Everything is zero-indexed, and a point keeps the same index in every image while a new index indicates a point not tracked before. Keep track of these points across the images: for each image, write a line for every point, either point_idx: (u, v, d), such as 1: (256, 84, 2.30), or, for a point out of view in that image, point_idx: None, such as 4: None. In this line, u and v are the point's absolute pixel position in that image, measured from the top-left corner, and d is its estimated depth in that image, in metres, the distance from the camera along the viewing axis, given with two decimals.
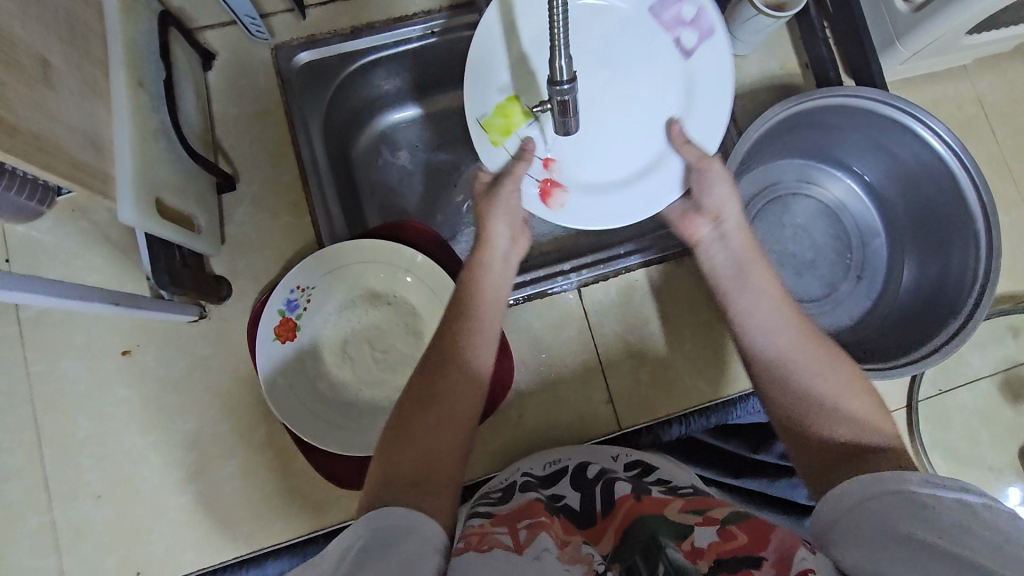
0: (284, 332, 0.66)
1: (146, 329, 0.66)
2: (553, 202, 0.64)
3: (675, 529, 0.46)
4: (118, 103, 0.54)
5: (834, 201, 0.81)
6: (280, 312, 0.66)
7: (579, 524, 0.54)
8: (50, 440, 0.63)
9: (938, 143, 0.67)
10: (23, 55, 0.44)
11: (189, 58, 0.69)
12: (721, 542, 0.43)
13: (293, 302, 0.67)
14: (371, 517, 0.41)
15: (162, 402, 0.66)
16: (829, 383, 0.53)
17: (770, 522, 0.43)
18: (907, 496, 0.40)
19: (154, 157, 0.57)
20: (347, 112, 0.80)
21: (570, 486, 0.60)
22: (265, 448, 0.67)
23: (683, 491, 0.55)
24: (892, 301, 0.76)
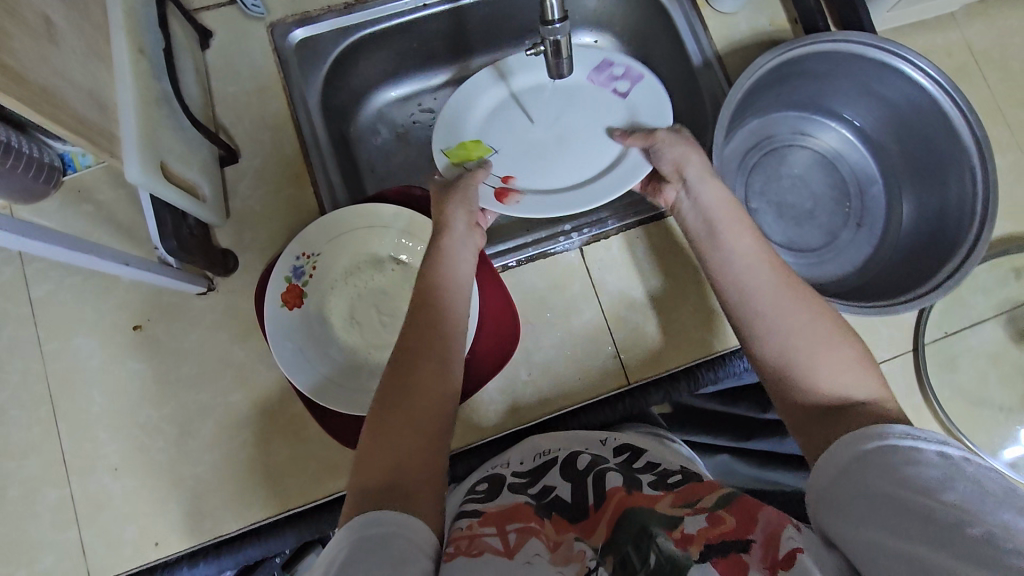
0: (290, 298, 0.65)
1: (154, 304, 0.67)
2: (507, 200, 0.70)
3: (665, 519, 0.48)
4: (120, 58, 0.52)
5: (829, 151, 0.77)
6: (286, 279, 0.65)
7: (572, 519, 0.53)
8: (65, 415, 0.65)
9: (928, 84, 0.64)
10: (26, 10, 0.42)
11: (185, 34, 0.69)
12: (709, 527, 0.45)
13: (299, 269, 0.66)
14: (358, 524, 0.43)
15: (173, 374, 0.66)
16: (800, 335, 0.55)
17: (756, 504, 0.47)
18: (893, 458, 0.44)
19: (161, 120, 0.55)
20: (345, 91, 0.81)
21: (560, 476, 0.59)
22: (276, 416, 0.66)
23: (674, 479, 0.55)
24: (895, 246, 0.72)
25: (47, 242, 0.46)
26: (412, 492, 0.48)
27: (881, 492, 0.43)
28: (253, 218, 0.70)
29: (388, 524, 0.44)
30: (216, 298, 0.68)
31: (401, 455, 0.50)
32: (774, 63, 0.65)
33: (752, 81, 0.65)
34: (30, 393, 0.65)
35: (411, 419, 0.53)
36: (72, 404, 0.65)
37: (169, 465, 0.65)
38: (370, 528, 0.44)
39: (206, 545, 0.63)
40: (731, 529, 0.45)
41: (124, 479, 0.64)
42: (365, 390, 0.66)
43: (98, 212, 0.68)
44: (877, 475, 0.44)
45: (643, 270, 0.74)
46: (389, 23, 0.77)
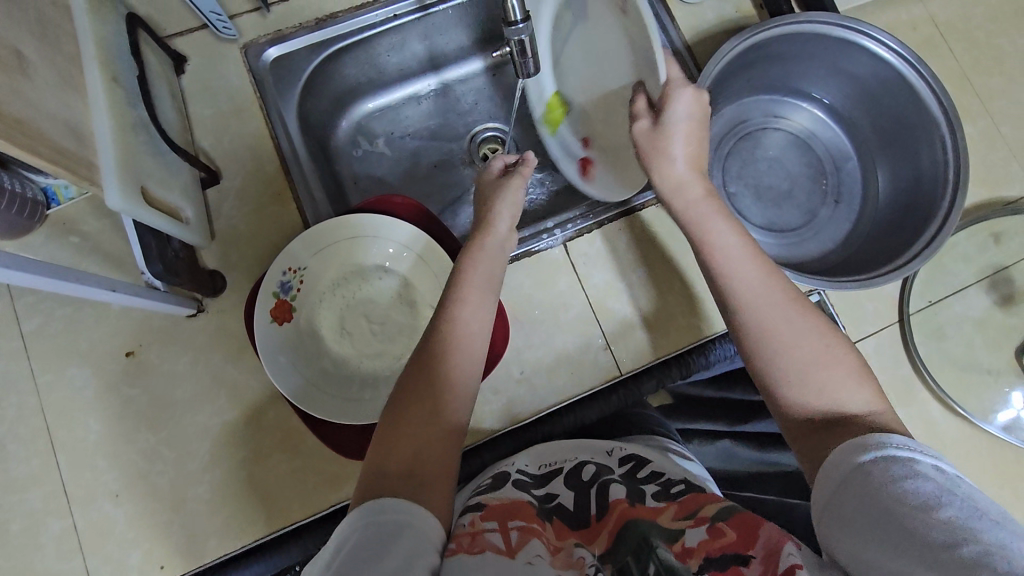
0: (280, 313, 0.66)
1: (146, 329, 0.68)
2: (590, 175, 0.75)
3: (665, 531, 0.49)
4: (94, 86, 0.53)
5: (802, 130, 0.78)
6: (274, 295, 0.65)
7: (576, 526, 0.54)
8: (64, 446, 0.65)
9: (889, 57, 0.66)
10: None
11: (159, 60, 0.70)
12: (710, 540, 0.46)
13: (286, 285, 0.66)
14: (368, 512, 0.44)
15: (169, 397, 0.67)
16: (807, 340, 0.52)
17: (757, 517, 0.47)
18: (886, 473, 0.43)
19: (139, 145, 0.56)
20: (322, 106, 0.82)
21: (564, 486, 0.59)
22: (274, 431, 0.67)
23: (677, 488, 0.54)
24: (873, 218, 0.73)
25: (40, 272, 0.47)
26: (425, 485, 0.48)
27: (884, 511, 0.41)
28: (240, 237, 0.71)
29: (400, 514, 0.45)
30: (207, 319, 0.68)
31: (414, 451, 0.51)
32: (739, 47, 0.66)
33: (720, 67, 0.66)
34: (28, 427, 0.65)
35: (426, 416, 0.53)
36: (71, 435, 0.65)
37: (170, 489, 0.65)
38: (381, 514, 0.45)
39: (212, 563, 0.64)
40: (731, 543, 0.45)
41: (127, 505, 0.64)
42: (359, 399, 0.67)
43: (84, 243, 0.69)
44: (876, 491, 0.42)
45: (628, 261, 0.75)
46: (361, 36, 0.78)
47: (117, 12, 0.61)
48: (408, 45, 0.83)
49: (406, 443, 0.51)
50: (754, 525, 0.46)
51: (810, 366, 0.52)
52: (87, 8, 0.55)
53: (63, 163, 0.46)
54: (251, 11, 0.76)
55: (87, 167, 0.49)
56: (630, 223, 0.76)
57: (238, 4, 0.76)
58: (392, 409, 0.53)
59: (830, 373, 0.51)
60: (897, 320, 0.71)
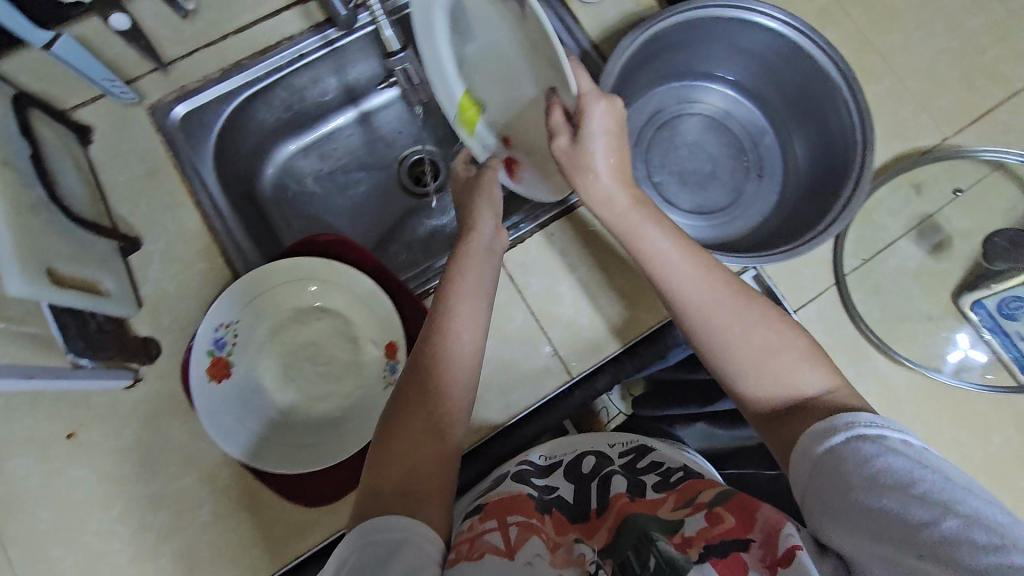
0: (218, 371, 0.65)
1: (86, 408, 0.66)
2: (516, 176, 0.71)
3: (665, 524, 0.51)
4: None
5: (716, 111, 0.79)
6: (209, 352, 0.64)
7: (573, 518, 0.57)
8: (14, 540, 0.63)
9: (779, 29, 0.67)
10: None
11: (59, 134, 0.68)
12: (709, 527, 0.48)
13: (220, 340, 0.65)
14: (366, 530, 0.44)
15: (117, 472, 0.65)
16: (762, 334, 0.54)
17: (754, 500, 0.49)
18: (862, 451, 0.44)
19: (38, 227, 0.55)
20: (246, 154, 0.82)
21: (565, 476, 0.62)
22: (230, 488, 0.65)
23: (676, 477, 0.57)
24: (796, 187, 0.74)
25: None
26: (424, 500, 0.48)
27: (866, 494, 0.42)
28: (170, 300, 0.69)
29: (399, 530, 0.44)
30: (146, 387, 0.67)
31: (413, 467, 0.50)
32: (636, 44, 0.66)
33: (624, 64, 0.67)
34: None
35: (421, 430, 0.53)
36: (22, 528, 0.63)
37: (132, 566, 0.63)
38: (381, 532, 0.44)
39: None
40: (730, 528, 0.47)
41: None
42: (309, 444, 0.65)
43: None
44: (852, 474, 0.43)
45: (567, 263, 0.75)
46: (270, 78, 0.77)
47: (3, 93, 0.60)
48: (323, 80, 0.83)
49: (408, 459, 0.51)
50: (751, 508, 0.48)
51: (755, 357, 0.53)
52: None
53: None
54: (150, 71, 0.74)
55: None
56: (562, 226, 0.76)
57: (135, 65, 0.74)
58: (386, 431, 0.53)
59: (777, 360, 0.53)
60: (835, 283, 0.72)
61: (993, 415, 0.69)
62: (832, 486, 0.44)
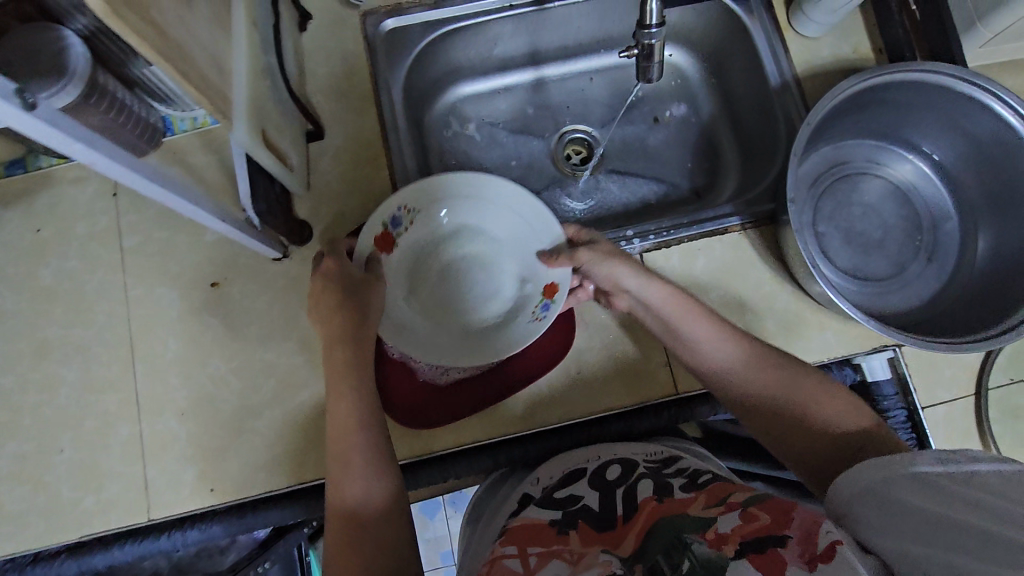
0: (382, 243, 0.69)
1: (349, 83, 0.76)
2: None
3: (696, 523, 0.48)
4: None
5: (904, 182, 0.75)
6: (382, 225, 0.69)
7: (598, 527, 0.53)
8: (143, 357, 0.68)
9: (1017, 123, 0.63)
10: (197, 51, 0.47)
11: (291, 17, 0.72)
12: (743, 525, 0.46)
13: (397, 219, 0.70)
14: None
15: (318, 209, 0.73)
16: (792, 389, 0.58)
17: (787, 503, 0.49)
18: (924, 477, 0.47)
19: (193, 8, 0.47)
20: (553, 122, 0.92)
21: (588, 487, 0.59)
22: (295, 354, 0.69)
23: (702, 480, 0.56)
24: (967, 279, 0.70)
25: (170, 191, 0.45)
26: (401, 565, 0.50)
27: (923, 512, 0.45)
28: (329, 191, 0.74)
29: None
30: (311, 247, 0.72)
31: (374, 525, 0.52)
32: (808, 131, 0.65)
33: (833, 104, 0.66)
34: (14, 181, 0.71)
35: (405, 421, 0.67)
36: (149, 314, 0.69)
37: (239, 475, 0.66)
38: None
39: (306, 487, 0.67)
40: (767, 525, 0.46)
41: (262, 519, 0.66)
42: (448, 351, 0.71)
43: (340, 28, 0.77)
44: (921, 475, 0.47)
45: None
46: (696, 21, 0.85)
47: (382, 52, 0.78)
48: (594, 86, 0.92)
49: (370, 483, 0.54)
50: (786, 512, 0.47)
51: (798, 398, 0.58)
52: None
53: (152, 15, 0.40)
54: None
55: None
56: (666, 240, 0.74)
57: None
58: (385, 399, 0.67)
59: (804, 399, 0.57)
60: (973, 393, 0.71)
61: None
62: (899, 508, 0.46)
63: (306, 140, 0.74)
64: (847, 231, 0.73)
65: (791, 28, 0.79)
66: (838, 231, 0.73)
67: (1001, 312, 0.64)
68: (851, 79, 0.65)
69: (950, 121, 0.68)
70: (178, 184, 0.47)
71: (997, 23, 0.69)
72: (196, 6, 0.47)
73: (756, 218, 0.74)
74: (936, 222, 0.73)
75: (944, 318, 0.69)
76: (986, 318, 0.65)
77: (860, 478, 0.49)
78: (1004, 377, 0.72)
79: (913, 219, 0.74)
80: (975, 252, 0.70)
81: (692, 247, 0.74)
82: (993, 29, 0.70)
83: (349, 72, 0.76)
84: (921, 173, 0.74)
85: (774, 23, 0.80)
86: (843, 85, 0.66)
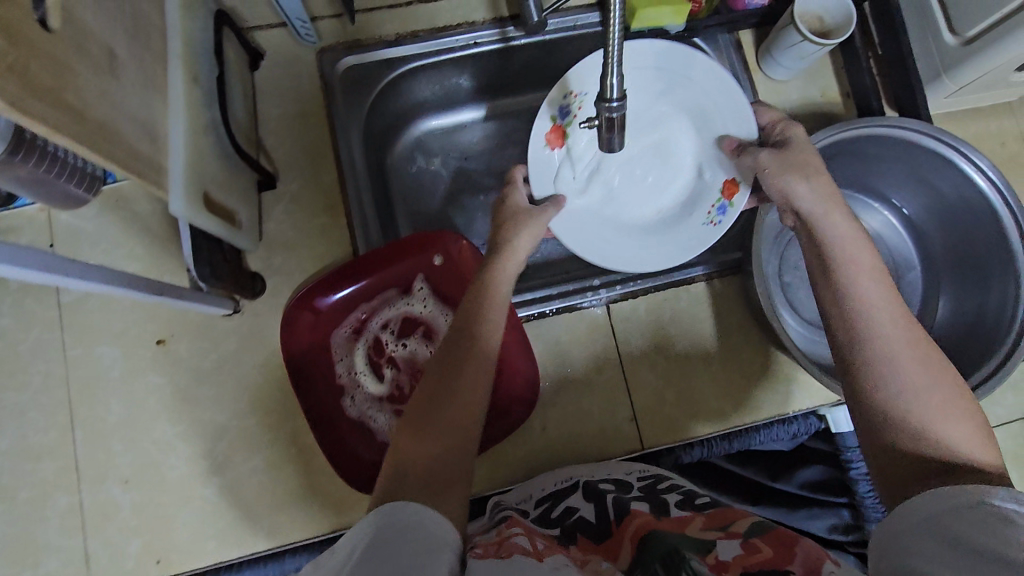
0: (554, 135, 0.69)
1: (304, 126, 0.73)
2: None
3: (697, 543, 0.48)
4: (171, 54, 0.51)
5: (870, 232, 0.75)
6: (553, 118, 0.69)
7: (595, 540, 0.54)
8: (84, 421, 0.65)
9: (986, 185, 0.62)
10: (123, 125, 0.43)
11: (239, 58, 0.68)
12: (745, 555, 0.46)
13: (565, 109, 0.69)
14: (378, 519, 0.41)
15: (271, 260, 0.70)
16: (937, 390, 0.43)
17: (792, 537, 0.48)
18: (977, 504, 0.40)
19: (120, 81, 0.44)
20: None
21: (581, 499, 0.60)
22: (248, 414, 0.67)
23: (699, 501, 0.56)
24: (927, 334, 0.71)
25: (93, 278, 0.43)
26: (436, 491, 0.45)
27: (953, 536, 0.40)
28: (283, 241, 0.70)
29: (414, 514, 0.42)
30: (263, 301, 0.69)
31: (436, 456, 0.47)
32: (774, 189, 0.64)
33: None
34: None
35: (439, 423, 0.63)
36: (89, 375, 0.66)
37: (188, 545, 0.63)
38: (391, 516, 0.41)
39: (258, 556, 0.64)
40: (768, 559, 0.45)
41: None
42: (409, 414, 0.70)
43: (294, 66, 0.73)
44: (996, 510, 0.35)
45: (587, 337, 0.72)
46: None
47: (338, 93, 0.74)
48: None
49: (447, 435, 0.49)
50: (789, 547, 0.46)
51: (923, 388, 0.43)
52: (182, 7, 0.54)
53: (66, 102, 0.37)
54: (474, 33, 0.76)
55: (72, 26, 0.39)
56: (630, 290, 0.73)
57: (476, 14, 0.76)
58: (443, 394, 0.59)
59: (936, 400, 0.43)
60: None
61: (1000, 447, 0.71)
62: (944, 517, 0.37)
63: (258, 188, 0.70)
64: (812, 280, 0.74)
65: (759, 69, 0.78)
66: (803, 279, 0.74)
67: (961, 371, 0.65)
68: (824, 133, 0.64)
69: (916, 175, 0.69)
70: (102, 269, 0.45)
71: (963, 76, 0.68)
72: (124, 77, 0.44)
73: (718, 268, 0.73)
74: (900, 271, 0.74)
75: None
76: None
77: (934, 500, 0.38)
78: None
79: (878, 270, 0.74)
80: (936, 306, 0.71)
81: (657, 298, 0.73)
82: (959, 82, 0.69)
83: (305, 115, 0.73)
84: (887, 223, 0.75)
85: (744, 65, 0.77)
86: (822, 132, 0.65)
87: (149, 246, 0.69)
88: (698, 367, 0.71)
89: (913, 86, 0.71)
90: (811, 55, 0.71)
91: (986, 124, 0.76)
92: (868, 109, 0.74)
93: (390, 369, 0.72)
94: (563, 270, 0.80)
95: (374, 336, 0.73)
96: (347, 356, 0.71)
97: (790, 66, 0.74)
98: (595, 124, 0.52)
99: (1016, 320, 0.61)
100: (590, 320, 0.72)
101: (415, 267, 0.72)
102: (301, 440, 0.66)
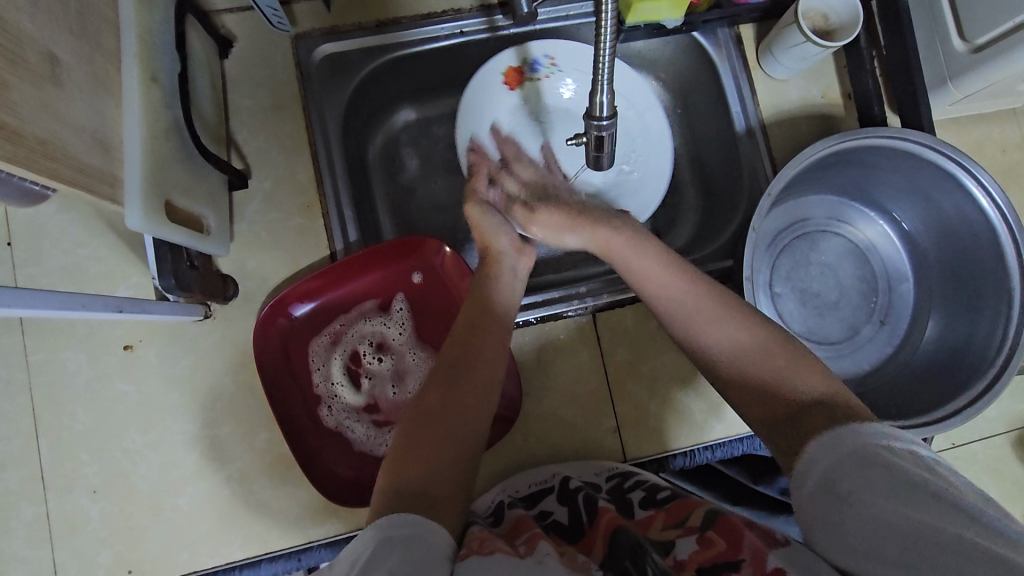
0: (512, 76, 0.74)
1: (278, 119, 0.69)
2: None
3: (659, 544, 0.47)
4: (125, 54, 0.48)
5: (865, 242, 0.74)
6: (524, 60, 0.73)
7: (568, 538, 0.54)
8: (48, 431, 0.62)
9: (986, 201, 0.60)
10: (60, 136, 0.41)
11: (205, 46, 0.63)
12: (700, 551, 0.44)
13: (540, 65, 0.74)
14: (383, 526, 0.43)
15: (245, 263, 0.67)
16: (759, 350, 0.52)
17: (746, 526, 0.46)
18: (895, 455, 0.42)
19: (65, 89, 0.42)
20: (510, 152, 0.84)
21: (556, 501, 0.60)
22: (221, 423, 0.64)
23: (663, 496, 0.56)
24: (916, 350, 0.70)
25: (40, 304, 0.42)
26: (436, 507, 0.46)
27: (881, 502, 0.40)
28: (256, 243, 0.67)
29: (412, 525, 0.43)
30: (236, 305, 0.66)
31: (435, 469, 0.49)
32: (769, 202, 0.61)
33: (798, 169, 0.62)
34: None
35: None
36: (53, 381, 0.63)
37: (159, 555, 0.62)
38: (395, 528, 0.43)
39: (233, 564, 0.62)
40: (722, 551, 0.43)
41: None
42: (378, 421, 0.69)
43: (268, 54, 0.69)
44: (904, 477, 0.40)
45: (569, 345, 0.70)
46: (669, 50, 0.77)
47: (316, 82, 0.69)
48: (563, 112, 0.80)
49: (446, 446, 0.51)
50: (743, 535, 0.44)
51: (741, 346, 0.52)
52: None
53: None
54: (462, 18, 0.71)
55: (6, 34, 0.36)
56: (612, 300, 0.71)
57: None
58: None
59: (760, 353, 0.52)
60: None
61: (982, 460, 0.71)
62: (861, 481, 0.41)
63: (229, 187, 0.66)
64: (804, 292, 0.72)
65: (760, 68, 0.74)
66: (794, 291, 0.72)
67: (950, 388, 0.63)
68: (828, 140, 0.61)
69: (915, 188, 0.67)
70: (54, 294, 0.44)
71: (969, 84, 0.65)
72: (70, 87, 0.43)
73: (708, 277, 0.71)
74: (892, 282, 0.73)
75: (893, 386, 0.69)
76: (936, 393, 0.64)
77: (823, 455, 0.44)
78: (947, 441, 0.71)
79: (869, 281, 0.73)
80: (926, 322, 0.70)
81: (646, 308, 0.71)
82: (965, 90, 0.67)
83: (277, 107, 0.69)
84: (883, 234, 0.73)
85: (743, 62, 0.73)
86: (826, 139, 0.62)
87: (113, 246, 0.65)
88: (683, 379, 0.70)
89: (917, 92, 0.67)
90: (813, 58, 0.68)
91: (988, 130, 0.74)
92: (870, 114, 0.70)
93: (367, 380, 0.71)
94: (548, 270, 0.80)
95: (352, 346, 0.71)
96: (324, 365, 0.70)
97: (790, 68, 0.70)
98: (585, 141, 0.54)
99: (1005, 340, 0.60)
100: (575, 328, 0.70)
101: (393, 283, 0.71)
102: (275, 450, 0.64)
